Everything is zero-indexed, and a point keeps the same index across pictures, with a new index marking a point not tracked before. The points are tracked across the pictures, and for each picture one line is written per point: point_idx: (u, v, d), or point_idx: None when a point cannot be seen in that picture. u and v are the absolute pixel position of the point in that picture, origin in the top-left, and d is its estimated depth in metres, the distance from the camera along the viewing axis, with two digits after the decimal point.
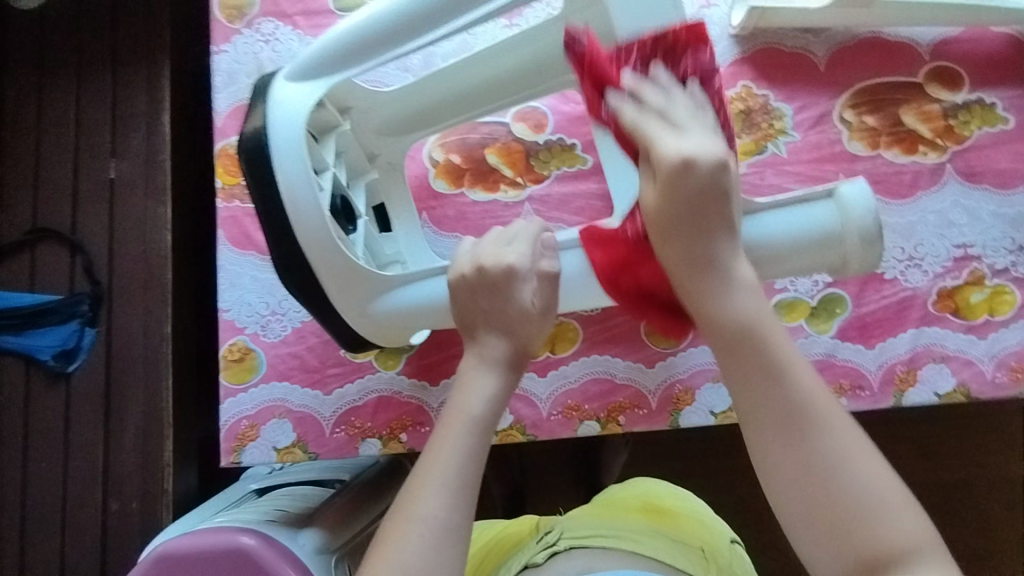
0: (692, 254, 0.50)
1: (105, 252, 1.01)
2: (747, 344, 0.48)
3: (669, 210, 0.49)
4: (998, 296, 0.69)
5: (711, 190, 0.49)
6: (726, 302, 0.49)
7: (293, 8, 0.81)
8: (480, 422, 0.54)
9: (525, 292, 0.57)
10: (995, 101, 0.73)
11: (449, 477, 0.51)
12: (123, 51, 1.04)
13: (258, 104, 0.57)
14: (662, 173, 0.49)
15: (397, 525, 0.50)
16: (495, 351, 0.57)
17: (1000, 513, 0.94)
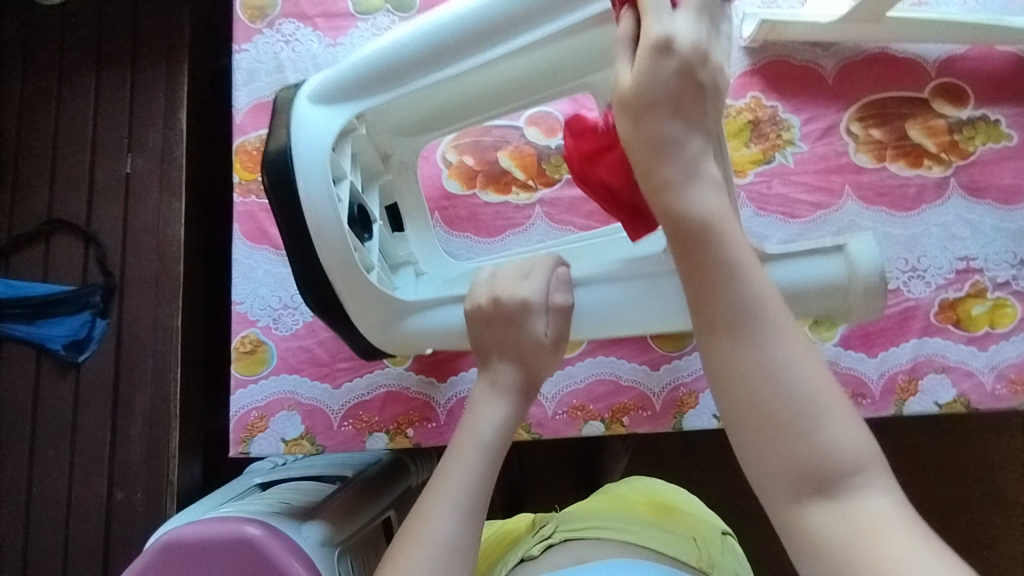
0: (659, 137, 0.46)
1: (118, 245, 1.03)
2: (706, 240, 0.45)
3: (646, 91, 0.46)
4: (998, 309, 0.71)
5: (686, 79, 0.46)
6: (690, 195, 0.46)
7: (314, 10, 0.83)
8: (488, 451, 0.57)
9: (540, 326, 0.58)
10: (999, 118, 0.75)
11: (459, 502, 0.54)
12: (142, 48, 1.06)
13: (280, 122, 0.59)
14: (644, 54, 0.46)
15: (407, 546, 0.52)
16: (508, 379, 0.59)
17: (998, 526, 0.95)
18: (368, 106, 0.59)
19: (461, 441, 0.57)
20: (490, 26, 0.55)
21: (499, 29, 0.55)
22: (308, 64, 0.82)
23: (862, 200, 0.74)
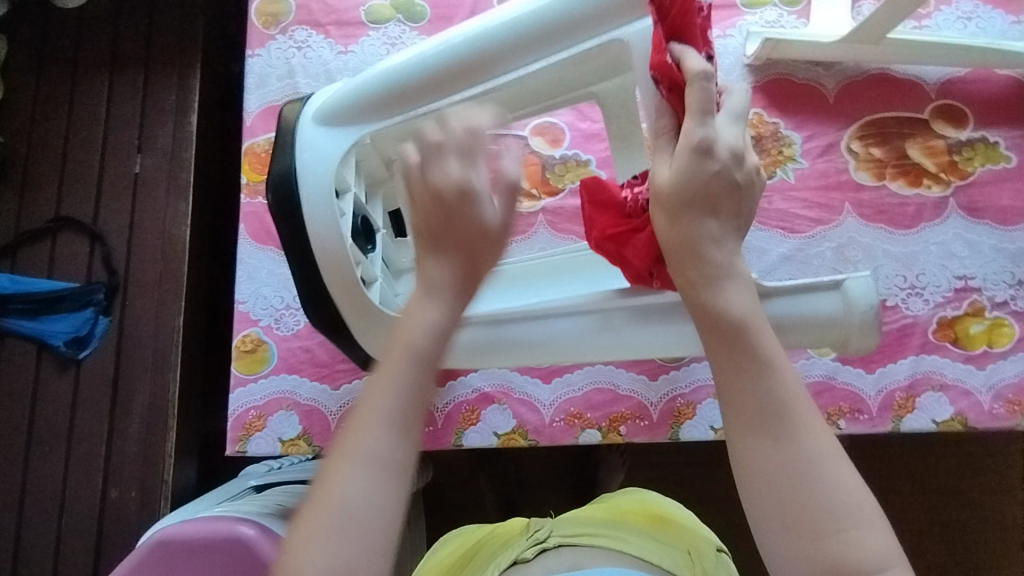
0: (694, 237, 0.44)
1: (124, 243, 1.04)
2: (741, 339, 0.42)
3: (684, 192, 0.43)
4: (997, 328, 0.71)
5: (725, 184, 0.44)
6: (724, 293, 0.43)
7: (326, 18, 0.85)
8: (422, 355, 0.43)
9: (489, 203, 0.45)
10: (998, 140, 0.76)
11: (391, 414, 0.42)
12: (156, 52, 1.08)
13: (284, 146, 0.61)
14: (681, 155, 0.44)
15: (333, 465, 0.42)
16: (443, 276, 0.45)
17: (995, 551, 0.94)
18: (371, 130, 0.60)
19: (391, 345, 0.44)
20: (499, 46, 0.55)
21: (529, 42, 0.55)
22: (318, 70, 0.84)
23: (862, 217, 0.75)
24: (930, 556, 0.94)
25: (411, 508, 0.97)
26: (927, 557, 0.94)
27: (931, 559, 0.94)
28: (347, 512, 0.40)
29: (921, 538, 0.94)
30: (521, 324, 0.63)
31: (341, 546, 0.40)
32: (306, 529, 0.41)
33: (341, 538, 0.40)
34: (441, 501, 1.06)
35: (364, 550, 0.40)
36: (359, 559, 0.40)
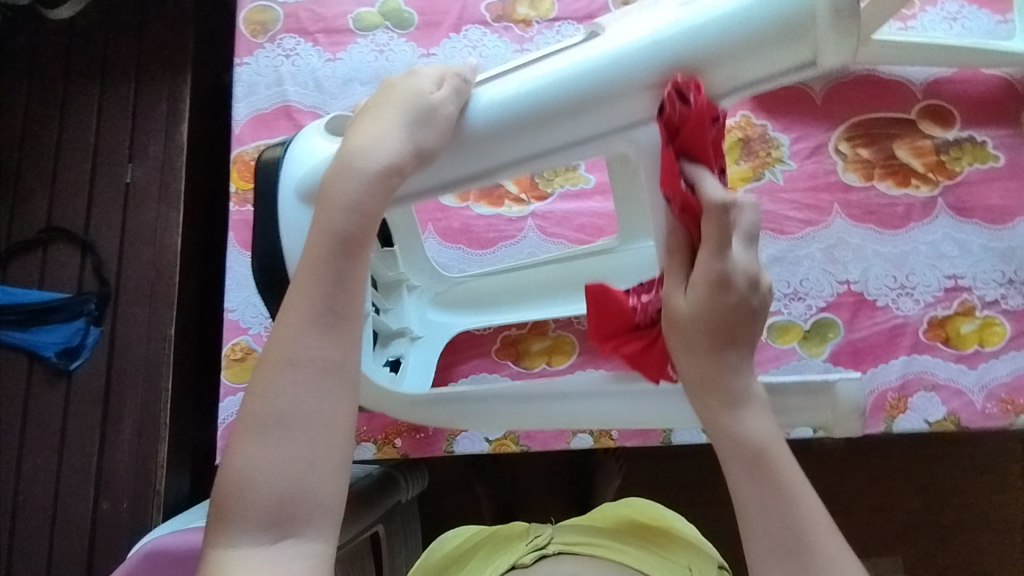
0: (717, 368, 0.45)
1: (116, 253, 1.04)
2: (763, 467, 0.45)
3: (698, 326, 0.44)
4: (988, 327, 0.71)
5: (743, 313, 0.44)
6: (744, 422, 0.46)
7: (315, 26, 0.85)
8: (343, 240, 0.46)
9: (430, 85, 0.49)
10: (985, 139, 0.76)
11: (314, 311, 0.44)
12: (147, 62, 1.08)
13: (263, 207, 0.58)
14: (698, 289, 0.44)
15: (261, 377, 0.44)
16: (371, 146, 0.47)
17: (993, 553, 0.94)
18: None
19: (326, 207, 0.46)
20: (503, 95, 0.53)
21: (539, 118, 0.47)
22: (307, 78, 0.84)
23: (851, 218, 0.75)
24: (926, 558, 0.94)
25: (405, 515, 0.96)
26: (923, 558, 0.94)
27: (927, 561, 0.94)
28: (280, 420, 0.43)
29: (917, 539, 0.94)
30: (541, 397, 0.63)
31: (284, 464, 0.42)
32: (243, 451, 0.43)
33: (281, 451, 0.42)
34: (435, 508, 1.05)
35: (308, 462, 0.42)
36: (304, 473, 0.42)
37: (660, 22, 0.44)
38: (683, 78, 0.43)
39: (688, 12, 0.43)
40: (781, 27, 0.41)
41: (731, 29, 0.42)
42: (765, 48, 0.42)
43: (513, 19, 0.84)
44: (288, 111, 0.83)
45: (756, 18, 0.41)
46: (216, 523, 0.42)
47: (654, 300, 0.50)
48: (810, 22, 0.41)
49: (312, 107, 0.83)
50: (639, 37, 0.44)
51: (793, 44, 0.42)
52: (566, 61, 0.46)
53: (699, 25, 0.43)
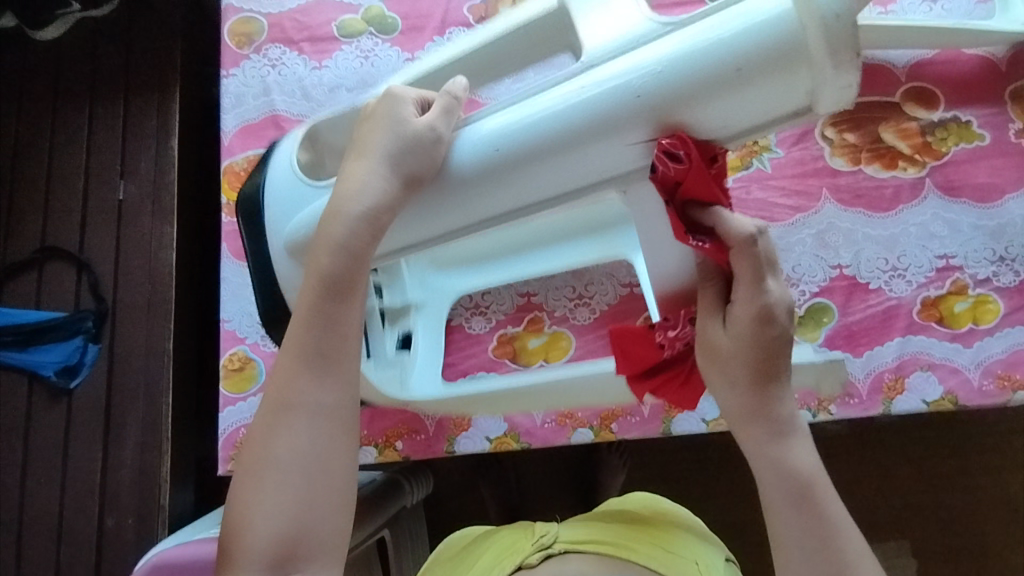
0: (759, 402, 0.47)
1: (111, 270, 1.04)
2: (806, 502, 0.46)
3: (737, 360, 0.46)
4: (981, 305, 0.71)
5: (780, 347, 0.45)
6: (785, 455, 0.47)
7: (300, 35, 0.85)
8: (328, 280, 0.47)
9: (410, 111, 0.49)
10: (970, 119, 0.76)
11: (306, 354, 0.47)
12: (135, 78, 1.08)
13: (257, 234, 0.62)
14: (742, 326, 0.45)
15: (266, 422, 0.46)
16: (355, 185, 0.48)
17: (1001, 533, 0.93)
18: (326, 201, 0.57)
19: (317, 252, 0.48)
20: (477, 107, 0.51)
21: (520, 158, 0.47)
22: (294, 87, 0.84)
23: (840, 202, 0.75)
24: (933, 539, 0.94)
25: (411, 518, 0.96)
26: (929, 540, 0.94)
27: (934, 543, 0.94)
28: (279, 469, 0.45)
29: (922, 521, 0.94)
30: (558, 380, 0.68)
31: (287, 507, 0.45)
32: (250, 492, 0.45)
33: (282, 493, 0.45)
34: (441, 511, 1.05)
35: (307, 505, 0.45)
36: (303, 514, 0.45)
37: (640, 54, 0.44)
38: (665, 137, 0.44)
39: (672, 45, 0.43)
40: (771, 58, 0.40)
41: (713, 61, 0.41)
42: (752, 79, 0.41)
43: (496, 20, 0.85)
44: (277, 120, 0.83)
45: (740, 49, 0.41)
46: (226, 558, 0.45)
47: (683, 333, 0.49)
48: (803, 52, 0.40)
49: (300, 115, 0.83)
50: (614, 70, 0.45)
51: (787, 75, 0.41)
52: (544, 98, 0.47)
53: (680, 55, 0.42)
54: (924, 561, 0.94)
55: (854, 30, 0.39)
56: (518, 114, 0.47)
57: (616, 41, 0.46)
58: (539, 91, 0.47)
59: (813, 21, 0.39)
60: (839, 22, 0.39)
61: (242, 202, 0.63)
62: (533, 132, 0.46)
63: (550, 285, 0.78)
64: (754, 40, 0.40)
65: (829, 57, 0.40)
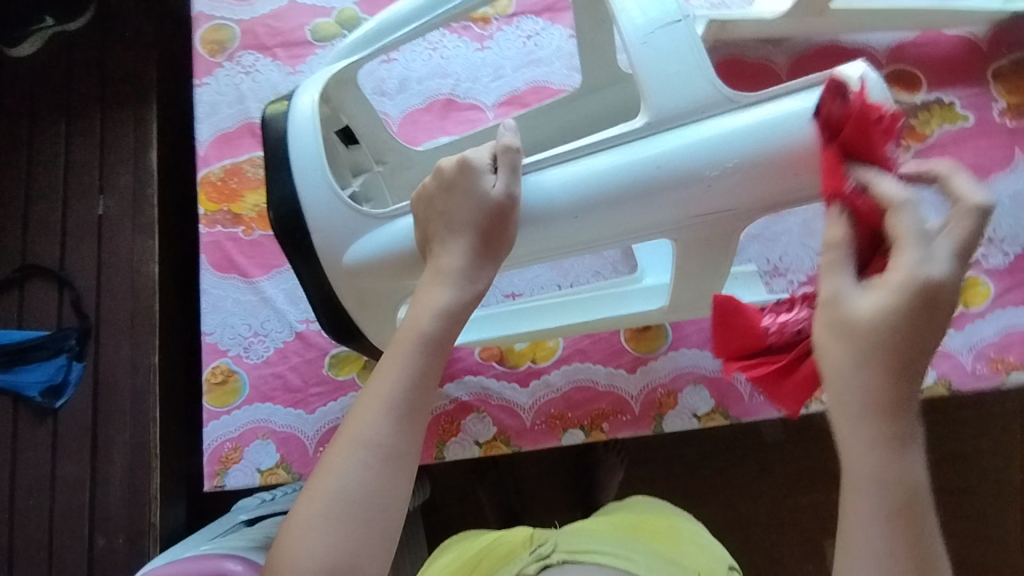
0: (885, 393, 0.38)
1: (93, 287, 1.02)
2: (905, 518, 0.38)
3: (880, 328, 0.38)
4: (971, 288, 0.70)
5: (931, 330, 0.38)
6: (901, 463, 0.38)
7: (272, 41, 0.84)
8: (428, 342, 0.48)
9: (491, 179, 0.52)
10: (953, 100, 0.75)
11: (395, 402, 0.46)
12: (111, 92, 1.07)
13: (300, 255, 0.61)
14: (901, 292, 0.38)
15: (333, 452, 0.46)
16: (456, 262, 0.51)
17: (1001, 514, 0.93)
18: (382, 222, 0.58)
19: (409, 320, 0.49)
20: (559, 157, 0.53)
21: (608, 220, 0.52)
22: (269, 93, 0.83)
23: None
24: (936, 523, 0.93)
25: (408, 525, 0.95)
26: None
27: None
28: (342, 501, 0.45)
29: None
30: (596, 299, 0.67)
31: (343, 538, 0.44)
32: (305, 518, 0.45)
33: (340, 528, 0.44)
34: (438, 517, 1.03)
35: (362, 542, 0.44)
36: (358, 550, 0.44)
37: (710, 130, 0.49)
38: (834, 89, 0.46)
39: (745, 121, 0.49)
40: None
41: (781, 138, 0.48)
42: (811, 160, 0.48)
43: (471, 18, 0.84)
44: (252, 128, 0.82)
45: (805, 135, 0.47)
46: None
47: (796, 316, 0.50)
48: None
49: None
50: (688, 143, 0.50)
51: None
52: (627, 163, 0.51)
53: (753, 136, 0.48)
54: None
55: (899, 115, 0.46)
56: (599, 177, 0.51)
57: (678, 95, 0.50)
58: (612, 155, 0.51)
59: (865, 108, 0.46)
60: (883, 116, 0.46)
61: (277, 225, 0.60)
62: (622, 195, 0.51)
63: (535, 284, 0.78)
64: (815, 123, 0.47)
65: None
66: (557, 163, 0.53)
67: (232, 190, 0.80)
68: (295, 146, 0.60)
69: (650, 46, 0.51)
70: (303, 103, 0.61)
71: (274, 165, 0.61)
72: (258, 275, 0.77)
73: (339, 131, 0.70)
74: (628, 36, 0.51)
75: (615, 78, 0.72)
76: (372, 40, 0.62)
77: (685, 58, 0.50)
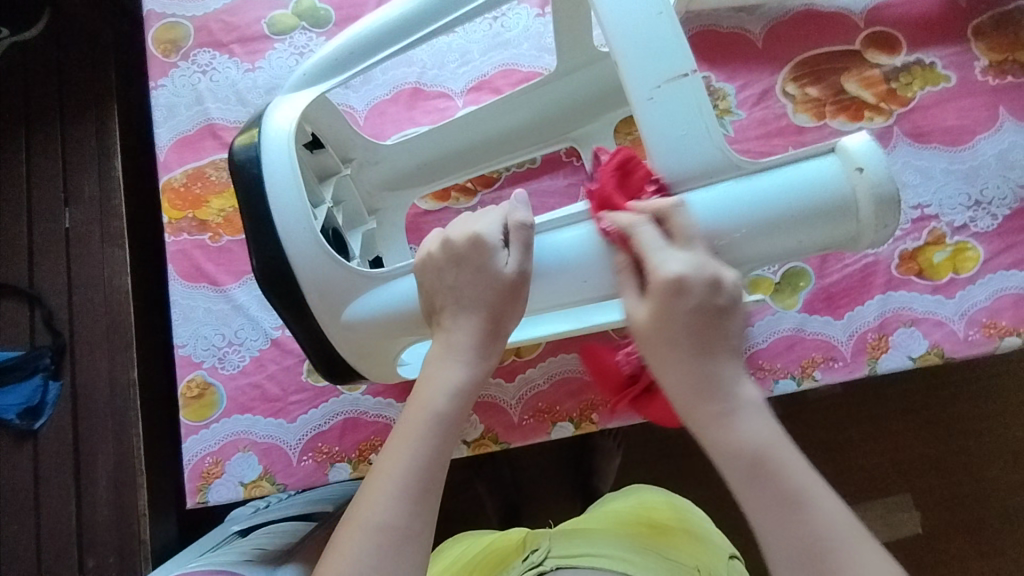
0: (697, 376, 0.44)
1: (65, 303, 0.99)
2: (763, 475, 0.43)
3: (661, 329, 0.45)
4: (960, 253, 0.69)
5: (710, 314, 0.44)
6: (734, 430, 0.44)
7: (228, 37, 0.81)
8: (441, 422, 0.48)
9: (504, 256, 0.49)
10: (934, 60, 0.73)
11: (408, 484, 0.46)
12: (69, 98, 1.03)
13: (286, 304, 0.56)
14: (658, 296, 0.44)
15: (347, 537, 0.45)
16: (467, 338, 0.50)
17: (999, 477, 0.92)
18: (383, 282, 0.56)
19: (416, 403, 0.49)
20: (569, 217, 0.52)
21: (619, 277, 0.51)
22: (228, 92, 0.79)
23: None
24: (933, 491, 0.93)
25: None
26: (930, 494, 0.93)
27: (934, 494, 0.93)
28: None
29: (921, 474, 0.93)
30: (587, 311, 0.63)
31: None
32: None
33: None
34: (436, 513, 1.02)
35: None
36: None
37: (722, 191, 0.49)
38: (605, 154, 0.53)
39: (754, 183, 0.49)
40: (823, 212, 0.48)
41: (783, 208, 0.48)
42: (812, 226, 0.48)
43: None
44: (213, 129, 0.79)
45: (804, 204, 0.48)
46: None
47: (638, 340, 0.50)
48: (851, 205, 0.48)
49: (236, 122, 0.79)
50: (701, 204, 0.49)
51: (834, 226, 0.48)
52: None
53: (766, 198, 0.48)
54: (928, 513, 0.92)
55: (895, 199, 0.48)
56: (602, 239, 0.50)
57: (685, 153, 0.49)
58: None
59: (866, 190, 0.47)
60: (882, 185, 0.47)
61: (263, 278, 0.55)
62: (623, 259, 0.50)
63: None
64: (815, 196, 0.48)
65: (873, 215, 0.48)
66: (560, 225, 0.52)
67: (196, 195, 0.77)
68: (275, 191, 0.54)
69: (658, 95, 0.48)
70: (276, 135, 0.55)
71: (251, 212, 0.55)
72: (229, 282, 0.75)
73: (306, 142, 0.63)
74: (635, 89, 0.49)
75: (588, 58, 0.69)
76: (347, 62, 0.59)
77: (693, 116, 0.48)
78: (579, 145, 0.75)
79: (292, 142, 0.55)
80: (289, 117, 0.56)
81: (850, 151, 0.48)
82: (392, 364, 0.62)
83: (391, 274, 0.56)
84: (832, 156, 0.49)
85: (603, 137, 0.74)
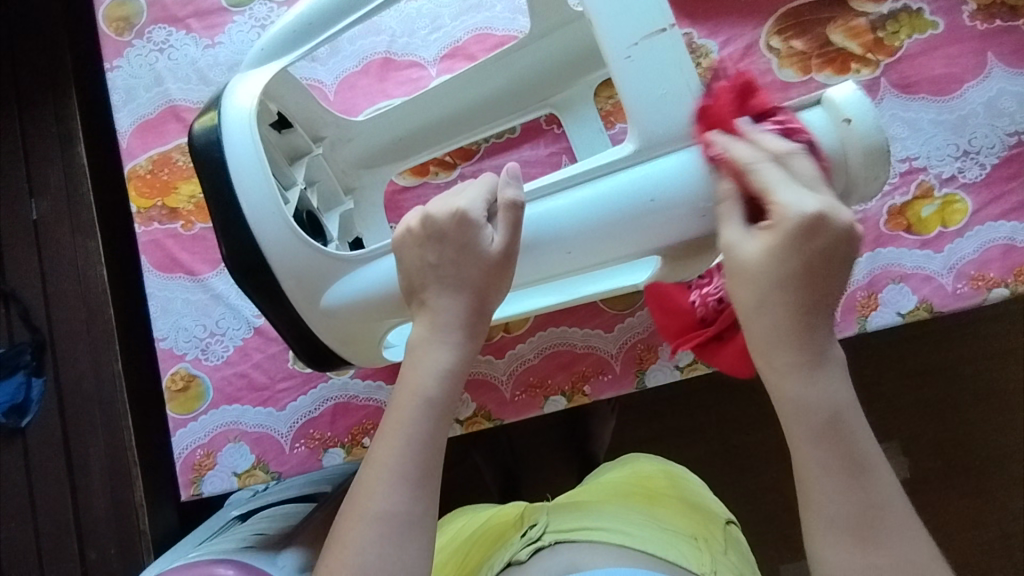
0: (794, 327, 0.42)
1: (40, 297, 0.96)
2: (834, 436, 0.42)
3: (776, 269, 0.41)
4: (949, 206, 0.68)
5: (832, 259, 0.41)
6: (818, 387, 0.42)
7: (184, 11, 0.76)
8: (433, 405, 0.47)
9: (488, 232, 0.48)
10: (921, 6, 0.71)
11: (405, 469, 0.45)
12: (22, 82, 0.97)
13: (260, 292, 0.55)
14: (784, 231, 0.40)
15: (348, 527, 0.45)
16: (452, 318, 0.48)
17: (984, 421, 0.94)
18: (361, 263, 0.54)
19: (405, 387, 0.48)
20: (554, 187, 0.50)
21: (604, 247, 0.50)
22: (188, 71, 0.76)
23: None
24: (922, 438, 0.94)
25: None
26: (919, 441, 0.94)
27: (923, 439, 0.94)
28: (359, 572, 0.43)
29: (911, 422, 0.94)
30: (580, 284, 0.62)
31: None
32: None
33: None
34: None
35: None
36: None
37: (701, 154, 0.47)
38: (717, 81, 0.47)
39: None
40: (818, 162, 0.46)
41: None
42: None
43: None
44: (176, 111, 0.75)
45: None
46: None
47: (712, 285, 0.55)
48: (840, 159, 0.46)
49: (200, 102, 0.75)
50: (683, 168, 0.47)
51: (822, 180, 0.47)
52: (626, 192, 0.48)
53: None
54: (917, 460, 0.94)
55: (884, 150, 0.46)
56: (587, 208, 0.49)
57: (665, 114, 0.47)
58: (604, 184, 0.49)
59: (856, 142, 0.46)
60: (870, 138, 0.46)
61: (234, 267, 0.53)
62: (612, 227, 0.49)
63: None
64: None
65: (863, 167, 0.46)
66: (544, 193, 0.51)
67: (164, 182, 0.74)
68: (240, 176, 0.52)
69: (636, 55, 0.47)
70: (238, 115, 0.52)
71: (219, 200, 0.52)
72: (206, 271, 0.72)
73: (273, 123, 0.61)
74: (611, 48, 0.47)
75: (564, 18, 0.65)
76: (305, 35, 0.56)
77: (672, 76, 0.47)
78: (558, 112, 0.72)
79: (254, 123, 0.52)
80: (251, 94, 0.53)
81: (837, 103, 0.46)
82: (378, 349, 0.61)
83: (369, 254, 0.54)
84: (818, 109, 0.47)
85: (583, 101, 0.72)
